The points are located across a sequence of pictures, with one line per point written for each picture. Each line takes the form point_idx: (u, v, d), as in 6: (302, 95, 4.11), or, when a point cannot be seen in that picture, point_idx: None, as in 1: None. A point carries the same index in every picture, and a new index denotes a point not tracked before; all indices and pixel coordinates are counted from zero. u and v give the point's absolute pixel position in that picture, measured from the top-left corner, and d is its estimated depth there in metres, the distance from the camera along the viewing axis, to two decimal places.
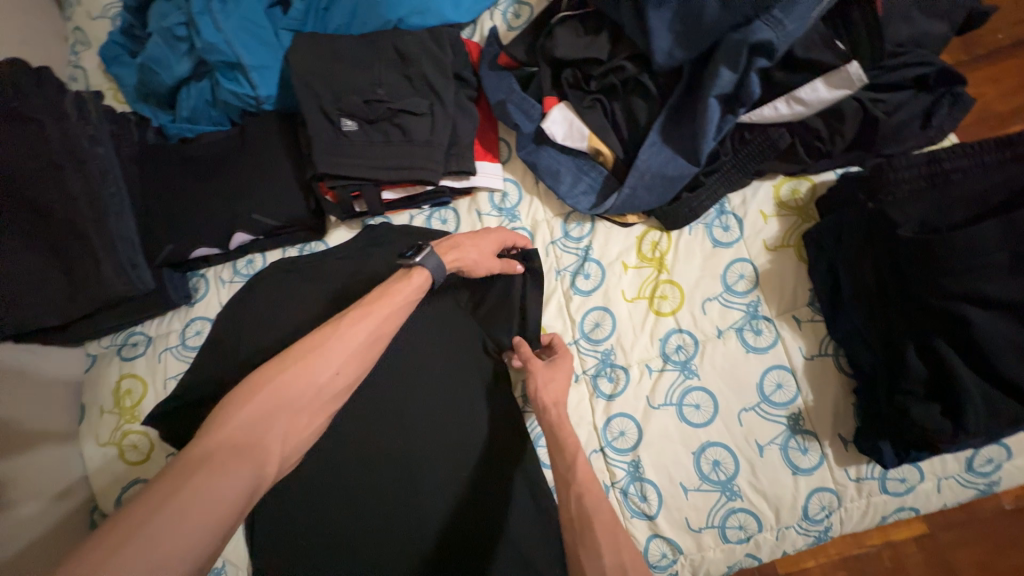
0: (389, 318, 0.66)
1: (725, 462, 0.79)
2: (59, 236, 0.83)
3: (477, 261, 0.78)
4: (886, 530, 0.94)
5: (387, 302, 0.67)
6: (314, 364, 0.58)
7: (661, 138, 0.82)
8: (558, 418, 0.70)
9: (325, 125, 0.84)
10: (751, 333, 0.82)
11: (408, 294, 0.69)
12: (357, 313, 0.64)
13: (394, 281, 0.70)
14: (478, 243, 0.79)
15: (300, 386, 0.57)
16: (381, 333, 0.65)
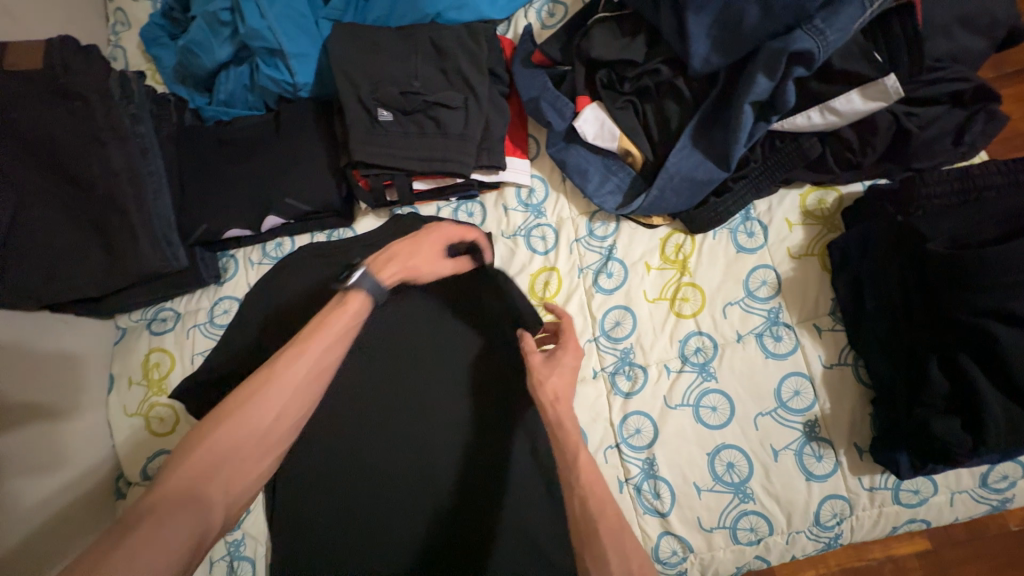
0: (328, 352, 0.61)
1: (739, 465, 0.80)
2: (99, 211, 0.85)
3: (420, 267, 0.73)
4: (890, 545, 0.95)
5: (325, 334, 0.61)
6: (249, 412, 0.56)
7: (691, 142, 0.82)
8: (558, 416, 0.62)
9: (361, 114, 0.85)
10: (771, 339, 0.83)
11: (351, 322, 0.64)
12: (292, 351, 0.59)
13: (332, 308, 0.64)
14: (418, 247, 0.73)
15: (238, 435, 0.55)
16: (320, 367, 0.60)
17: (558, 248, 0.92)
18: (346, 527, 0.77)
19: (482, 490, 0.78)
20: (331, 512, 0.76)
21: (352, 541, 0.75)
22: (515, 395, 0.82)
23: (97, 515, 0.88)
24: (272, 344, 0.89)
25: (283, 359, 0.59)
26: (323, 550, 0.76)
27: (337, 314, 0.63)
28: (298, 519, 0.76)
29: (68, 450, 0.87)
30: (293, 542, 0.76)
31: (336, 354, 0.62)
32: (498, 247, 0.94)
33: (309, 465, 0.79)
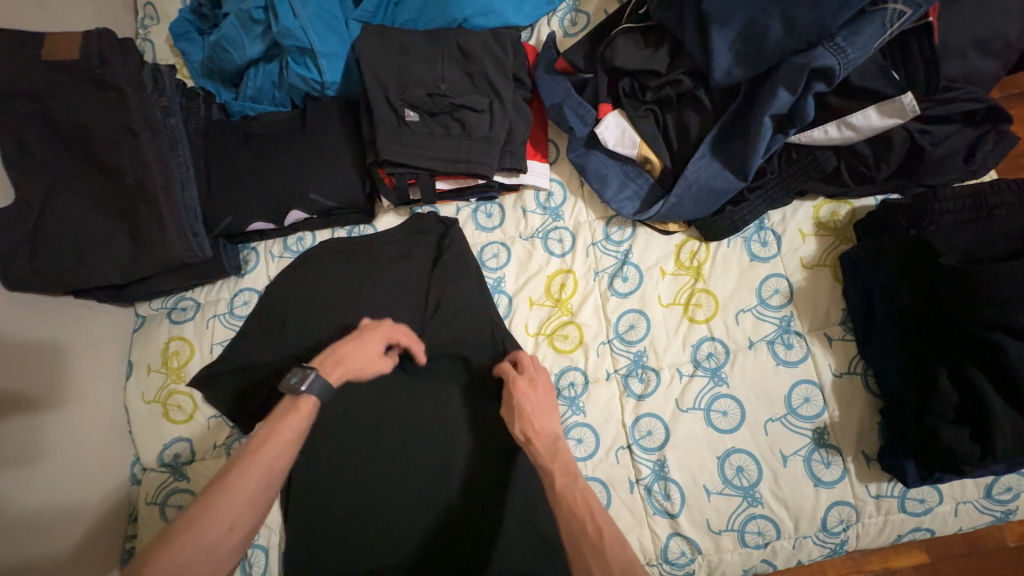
0: (269, 463, 0.62)
1: (749, 469, 0.81)
2: (128, 200, 0.87)
3: (364, 368, 0.75)
4: (889, 559, 0.96)
5: (275, 440, 0.64)
6: (199, 529, 0.56)
7: (710, 152, 0.84)
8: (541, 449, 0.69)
9: (389, 114, 0.88)
10: (782, 346, 0.85)
11: (299, 425, 0.67)
12: (242, 461, 0.61)
13: (281, 415, 0.67)
14: (358, 348, 0.75)
15: (185, 554, 0.55)
16: (270, 473, 0.62)
17: (575, 251, 0.94)
18: (360, 518, 0.79)
19: (495, 485, 0.80)
20: (352, 496, 0.80)
21: (371, 527, 0.79)
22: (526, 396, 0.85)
23: (113, 498, 0.89)
24: (291, 337, 0.91)
25: (233, 473, 0.61)
26: (340, 538, 0.79)
27: (285, 422, 0.66)
28: (319, 504, 0.80)
29: (88, 434, 0.88)
30: (315, 527, 0.79)
31: (282, 461, 0.64)
32: (516, 248, 0.96)
33: (328, 454, 0.82)
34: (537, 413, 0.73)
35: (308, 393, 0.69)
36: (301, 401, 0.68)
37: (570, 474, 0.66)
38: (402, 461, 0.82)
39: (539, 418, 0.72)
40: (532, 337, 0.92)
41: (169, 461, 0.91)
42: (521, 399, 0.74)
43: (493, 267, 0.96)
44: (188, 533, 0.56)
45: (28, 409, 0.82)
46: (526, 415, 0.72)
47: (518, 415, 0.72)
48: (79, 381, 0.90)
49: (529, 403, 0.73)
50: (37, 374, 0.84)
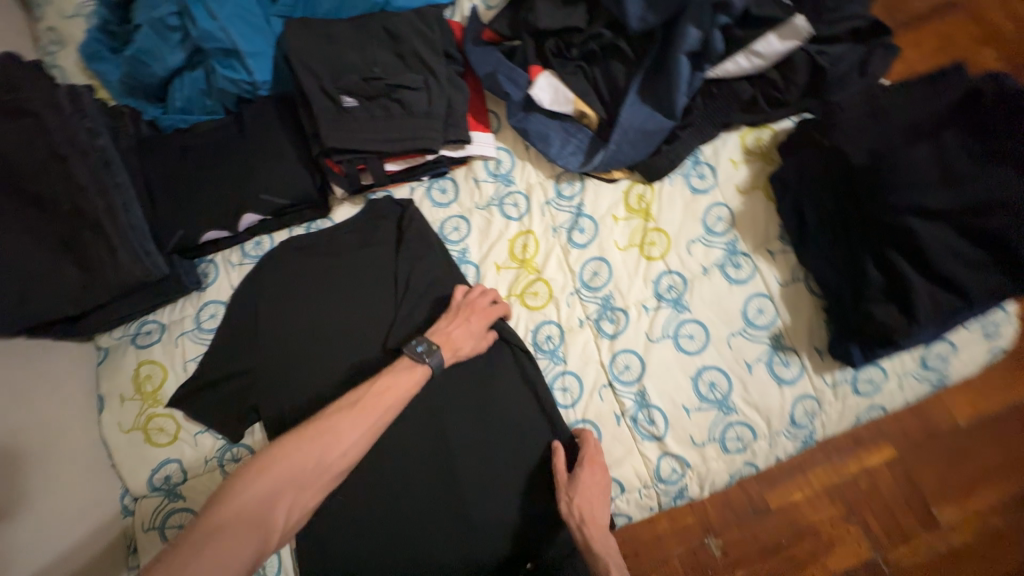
0: (384, 411, 0.75)
1: (720, 383, 0.88)
2: (67, 226, 0.84)
3: (469, 348, 0.85)
4: (862, 462, 1.30)
5: (391, 392, 0.77)
6: (328, 444, 0.70)
7: (639, 97, 0.90)
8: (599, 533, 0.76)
9: (327, 103, 0.88)
10: (732, 267, 0.92)
11: (410, 385, 0.79)
12: (368, 402, 0.75)
13: (399, 369, 0.80)
14: (472, 330, 0.86)
15: (314, 457, 0.69)
16: (380, 422, 0.75)
17: (531, 212, 0.98)
18: (369, 493, 0.84)
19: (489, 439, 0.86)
20: (358, 477, 0.84)
21: (381, 501, 0.83)
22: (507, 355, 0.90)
23: (108, 533, 0.88)
24: (268, 340, 0.92)
25: (359, 410, 0.74)
26: (352, 515, 0.83)
27: (401, 378, 0.79)
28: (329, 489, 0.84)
29: (65, 473, 0.85)
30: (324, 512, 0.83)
31: (393, 413, 0.76)
32: (475, 218, 0.99)
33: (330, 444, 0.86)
34: (595, 497, 0.80)
35: (427, 364, 0.80)
36: (415, 366, 0.80)
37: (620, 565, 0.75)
38: (399, 434, 0.86)
39: (598, 504, 0.79)
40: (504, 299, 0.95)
41: (161, 484, 0.90)
42: (588, 475, 0.80)
43: (456, 239, 0.99)
44: (314, 444, 0.70)
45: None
46: (589, 493, 0.79)
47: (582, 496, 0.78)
48: (47, 421, 0.86)
49: (591, 479, 0.80)
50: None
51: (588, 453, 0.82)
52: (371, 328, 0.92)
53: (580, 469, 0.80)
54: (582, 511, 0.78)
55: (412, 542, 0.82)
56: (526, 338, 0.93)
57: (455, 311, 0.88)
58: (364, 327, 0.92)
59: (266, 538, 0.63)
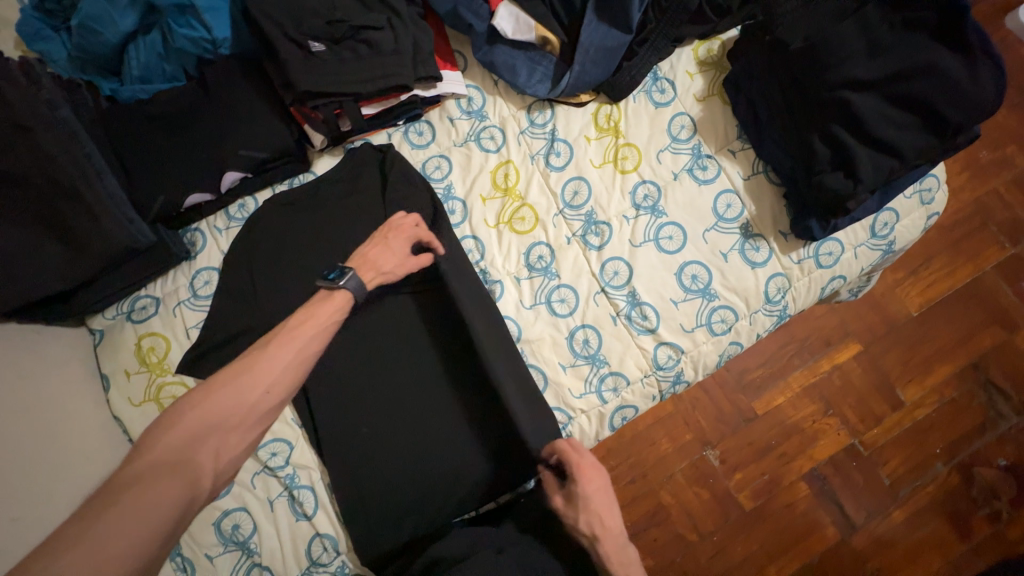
0: (309, 341, 0.71)
1: (701, 275, 0.96)
2: (43, 200, 0.82)
3: (394, 269, 0.86)
4: (832, 357, 1.47)
5: (313, 322, 0.73)
6: (247, 382, 0.65)
7: (596, 17, 0.96)
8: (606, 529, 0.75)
9: (293, 48, 0.88)
10: (700, 170, 1.00)
11: (332, 314, 0.76)
12: (283, 336, 0.70)
13: (318, 301, 0.76)
14: (398, 255, 0.86)
15: (230, 399, 0.63)
16: (305, 354, 0.70)
17: (507, 143, 1.03)
18: (395, 419, 0.91)
19: None
20: (384, 408, 0.91)
21: (408, 428, 0.90)
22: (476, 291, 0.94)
23: None
24: (271, 299, 0.95)
25: (273, 345, 0.69)
26: (382, 445, 0.89)
27: (320, 307, 0.75)
28: (359, 426, 0.90)
29: (85, 450, 0.86)
30: (356, 446, 0.89)
31: (317, 346, 0.72)
32: (455, 156, 1.03)
33: (355, 385, 0.92)
34: (600, 504, 0.76)
35: (345, 288, 0.78)
36: (336, 291, 0.78)
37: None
38: (417, 361, 0.94)
39: (606, 510, 0.76)
40: (493, 228, 1.00)
41: None
42: (589, 493, 0.77)
43: (439, 178, 1.02)
44: (226, 391, 0.63)
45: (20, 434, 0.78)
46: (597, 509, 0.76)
47: (585, 508, 0.76)
48: (55, 401, 0.86)
49: (594, 493, 0.77)
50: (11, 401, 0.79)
51: (579, 470, 0.78)
52: None
53: (575, 484, 0.77)
54: (593, 526, 0.75)
55: (443, 457, 0.89)
56: (519, 261, 0.99)
57: (375, 235, 0.88)
58: None
59: (195, 483, 0.57)
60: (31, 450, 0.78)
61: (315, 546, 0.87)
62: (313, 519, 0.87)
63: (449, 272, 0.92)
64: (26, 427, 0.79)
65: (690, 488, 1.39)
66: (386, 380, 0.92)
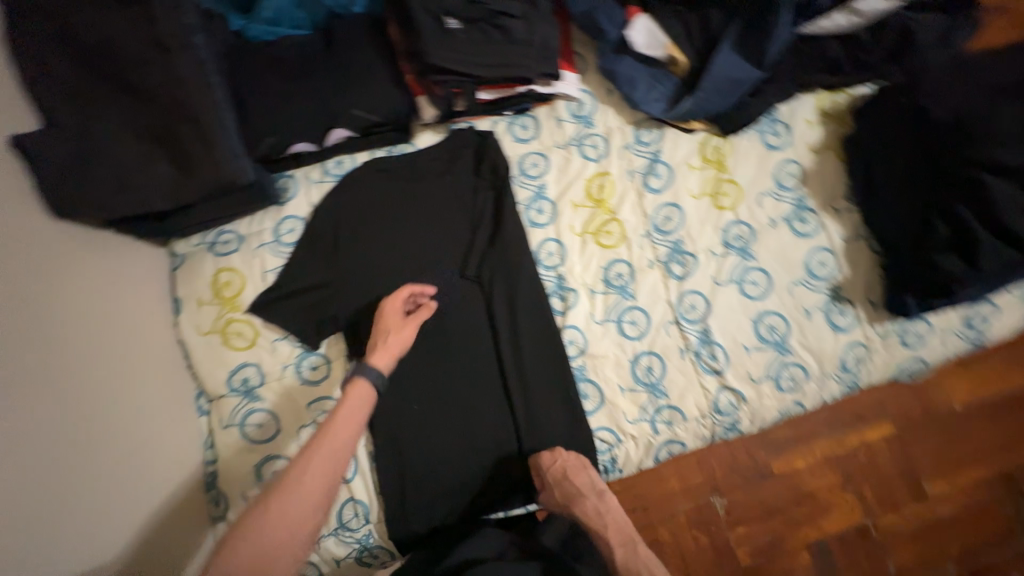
0: (338, 447, 0.68)
1: (779, 327, 0.94)
2: (166, 120, 0.84)
3: (398, 339, 0.82)
4: (864, 436, 1.39)
5: (339, 422, 0.70)
6: (284, 504, 0.63)
7: (732, 47, 0.93)
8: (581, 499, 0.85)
9: (429, 21, 0.88)
10: (798, 221, 0.97)
11: (358, 411, 0.72)
12: (313, 443, 0.68)
13: (344, 399, 0.73)
14: (417, 324, 0.85)
15: (273, 522, 0.62)
16: (336, 457, 0.67)
17: (608, 155, 1.02)
18: (446, 404, 0.91)
19: (559, 366, 0.91)
20: (439, 391, 0.91)
21: (457, 416, 0.90)
22: (540, 305, 0.93)
23: (188, 428, 0.92)
24: (349, 261, 0.95)
25: (305, 457, 0.66)
26: (430, 427, 0.90)
27: (349, 404, 0.73)
28: (411, 402, 0.90)
29: (145, 366, 0.88)
30: (404, 421, 0.90)
31: (351, 439, 0.70)
32: (554, 156, 1.02)
33: (414, 362, 0.92)
34: (574, 478, 0.85)
35: (364, 380, 0.75)
36: (359, 379, 0.75)
37: (623, 532, 0.84)
38: (476, 354, 0.93)
39: (580, 483, 0.85)
40: (578, 236, 0.99)
41: (238, 386, 0.92)
42: (555, 470, 0.85)
43: (534, 174, 1.01)
44: (269, 519, 0.62)
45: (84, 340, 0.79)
46: (569, 482, 0.84)
47: (560, 489, 0.84)
48: (128, 313, 0.89)
49: (565, 472, 0.85)
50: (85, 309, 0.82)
51: (541, 453, 0.87)
52: (449, 255, 0.96)
53: (545, 469, 0.85)
54: (568, 498, 0.84)
55: (487, 452, 0.89)
56: (597, 274, 0.98)
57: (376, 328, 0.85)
58: (441, 252, 0.96)
59: None
60: (97, 357, 0.80)
61: (347, 510, 0.87)
62: (351, 483, 0.89)
63: (499, 279, 0.94)
64: (95, 336, 0.82)
65: (688, 531, 1.32)
66: (444, 364, 0.92)
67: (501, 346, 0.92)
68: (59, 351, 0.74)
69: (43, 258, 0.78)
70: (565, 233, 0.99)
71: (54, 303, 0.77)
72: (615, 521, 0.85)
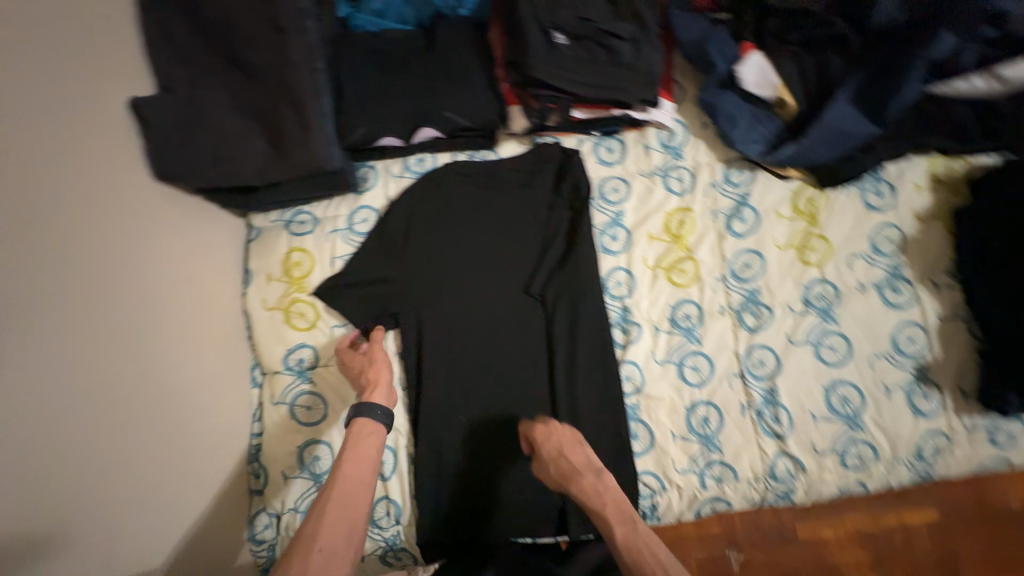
0: (358, 485, 0.66)
1: (853, 399, 0.88)
2: (269, 100, 0.86)
3: (380, 369, 0.82)
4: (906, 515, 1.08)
5: (354, 459, 0.69)
6: (308, 553, 0.59)
7: (849, 97, 0.88)
8: (569, 469, 0.73)
9: (539, 34, 0.87)
10: (891, 290, 0.91)
11: (370, 446, 0.71)
12: (331, 485, 0.66)
13: (352, 438, 0.72)
14: (382, 345, 0.88)
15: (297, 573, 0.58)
16: (356, 493, 0.66)
17: (693, 190, 0.98)
18: (491, 420, 0.89)
19: (611, 401, 0.88)
20: (487, 406, 0.89)
21: (502, 434, 0.89)
22: (601, 336, 0.90)
23: (241, 398, 0.95)
24: (417, 261, 0.95)
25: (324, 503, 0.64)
26: (471, 439, 0.88)
27: (360, 442, 0.71)
28: (457, 412, 0.89)
29: (209, 333, 0.91)
30: (446, 431, 0.89)
31: (379, 449, 0.72)
32: (637, 184, 0.99)
33: (466, 373, 0.91)
34: (565, 448, 0.76)
35: (365, 416, 0.74)
36: (364, 417, 0.74)
37: (626, 519, 0.67)
38: (528, 375, 0.90)
39: (572, 453, 0.75)
40: (650, 269, 0.96)
41: (293, 365, 0.94)
42: (550, 448, 0.77)
43: (613, 200, 0.98)
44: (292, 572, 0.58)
45: (154, 302, 0.82)
46: (564, 461, 0.75)
47: (551, 459, 0.76)
48: (202, 280, 0.92)
49: (555, 439, 0.77)
50: (161, 272, 0.85)
51: (534, 427, 0.80)
52: (514, 270, 0.94)
53: (535, 434, 0.79)
54: (557, 467, 0.74)
55: (526, 476, 0.87)
56: (663, 311, 0.94)
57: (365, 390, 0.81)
58: (508, 266, 0.94)
59: None
60: (165, 319, 0.84)
61: (380, 508, 0.88)
62: (387, 480, 0.89)
63: (564, 302, 0.91)
64: (166, 300, 0.85)
65: None
66: (495, 380, 0.90)
67: (555, 371, 0.89)
68: (132, 309, 0.78)
69: (141, 226, 0.83)
70: (637, 265, 0.96)
71: (141, 270, 0.82)
72: (614, 501, 0.69)
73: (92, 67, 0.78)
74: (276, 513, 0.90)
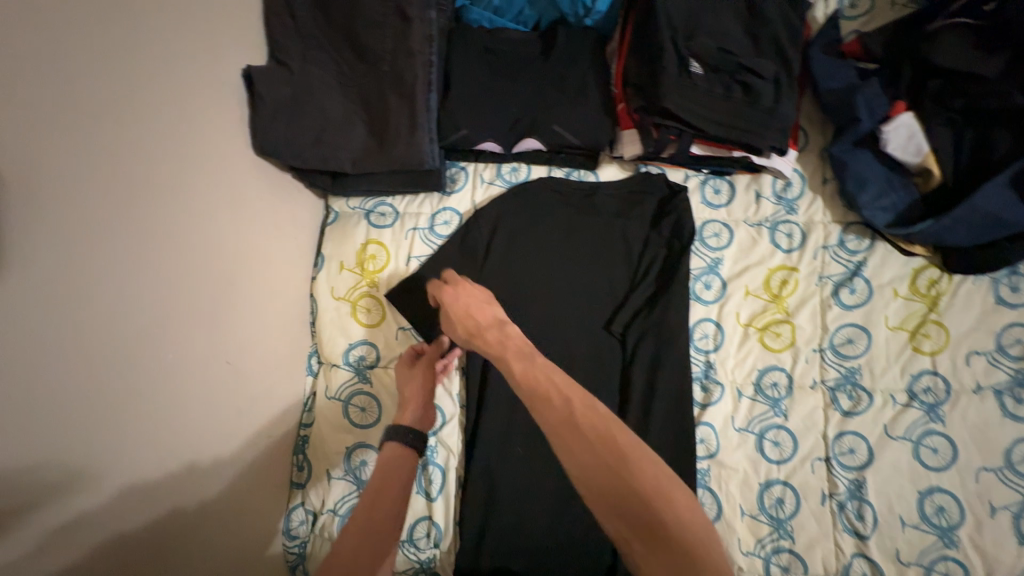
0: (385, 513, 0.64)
1: (950, 511, 0.79)
2: (380, 87, 0.84)
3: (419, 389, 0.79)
4: None
5: (384, 484, 0.66)
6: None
7: (1008, 180, 0.78)
8: (474, 323, 0.64)
9: (673, 60, 0.82)
10: (1012, 399, 0.81)
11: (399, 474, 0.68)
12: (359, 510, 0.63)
13: (384, 464, 0.69)
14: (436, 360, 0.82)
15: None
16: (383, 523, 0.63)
17: (803, 250, 0.90)
18: (548, 460, 0.83)
19: (682, 463, 0.81)
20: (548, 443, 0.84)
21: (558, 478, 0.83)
22: (682, 391, 0.83)
23: (297, 385, 0.93)
24: (495, 275, 0.89)
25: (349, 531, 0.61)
26: (525, 474, 0.83)
27: (392, 469, 0.68)
28: (514, 442, 0.84)
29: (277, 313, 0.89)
30: (500, 461, 0.84)
31: (405, 478, 0.68)
32: (740, 232, 0.92)
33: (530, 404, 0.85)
34: (469, 302, 0.68)
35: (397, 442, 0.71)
36: (395, 442, 0.71)
37: (529, 361, 0.56)
38: None
39: (474, 310, 0.66)
40: (741, 326, 0.89)
41: (353, 361, 0.91)
42: (457, 305, 0.68)
43: (713, 246, 0.91)
44: None
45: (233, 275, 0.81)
46: (470, 318, 0.65)
47: (454, 315, 0.67)
48: (279, 259, 0.90)
49: (459, 293, 0.69)
50: (244, 245, 0.83)
51: (444, 288, 0.71)
52: (597, 302, 0.88)
53: (445, 290, 0.71)
54: (461, 321, 0.66)
55: (576, 526, 0.81)
56: (749, 374, 0.87)
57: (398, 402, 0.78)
58: (591, 298, 0.88)
59: None
60: (240, 294, 0.82)
61: (420, 527, 0.85)
62: (433, 500, 0.86)
63: (646, 345, 0.85)
64: (244, 274, 0.83)
65: None
66: None
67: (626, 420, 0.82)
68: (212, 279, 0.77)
69: (231, 196, 0.81)
70: (728, 319, 0.89)
71: (227, 242, 0.80)
72: (516, 342, 0.59)
73: (216, 34, 0.77)
74: (314, 511, 0.88)
